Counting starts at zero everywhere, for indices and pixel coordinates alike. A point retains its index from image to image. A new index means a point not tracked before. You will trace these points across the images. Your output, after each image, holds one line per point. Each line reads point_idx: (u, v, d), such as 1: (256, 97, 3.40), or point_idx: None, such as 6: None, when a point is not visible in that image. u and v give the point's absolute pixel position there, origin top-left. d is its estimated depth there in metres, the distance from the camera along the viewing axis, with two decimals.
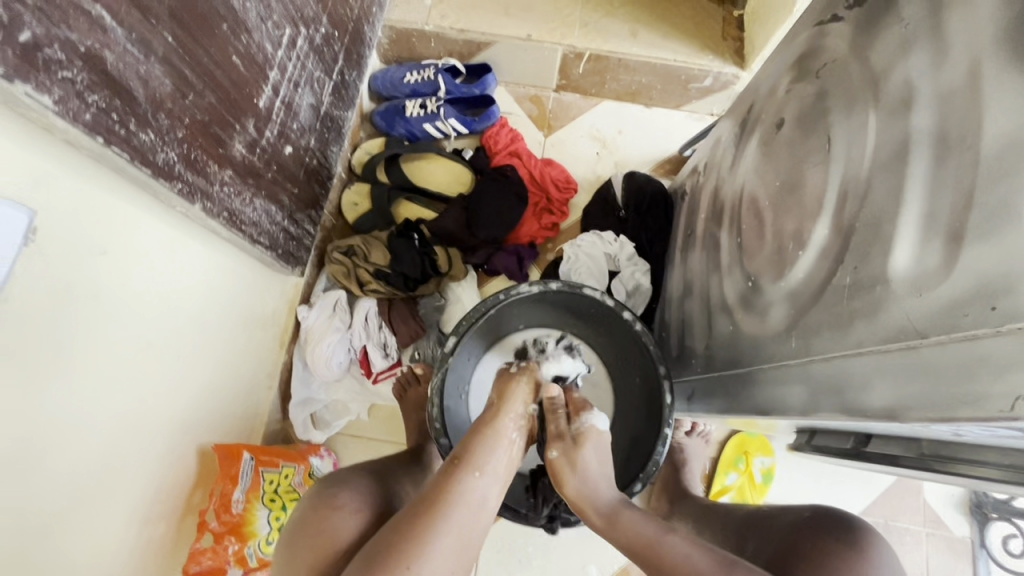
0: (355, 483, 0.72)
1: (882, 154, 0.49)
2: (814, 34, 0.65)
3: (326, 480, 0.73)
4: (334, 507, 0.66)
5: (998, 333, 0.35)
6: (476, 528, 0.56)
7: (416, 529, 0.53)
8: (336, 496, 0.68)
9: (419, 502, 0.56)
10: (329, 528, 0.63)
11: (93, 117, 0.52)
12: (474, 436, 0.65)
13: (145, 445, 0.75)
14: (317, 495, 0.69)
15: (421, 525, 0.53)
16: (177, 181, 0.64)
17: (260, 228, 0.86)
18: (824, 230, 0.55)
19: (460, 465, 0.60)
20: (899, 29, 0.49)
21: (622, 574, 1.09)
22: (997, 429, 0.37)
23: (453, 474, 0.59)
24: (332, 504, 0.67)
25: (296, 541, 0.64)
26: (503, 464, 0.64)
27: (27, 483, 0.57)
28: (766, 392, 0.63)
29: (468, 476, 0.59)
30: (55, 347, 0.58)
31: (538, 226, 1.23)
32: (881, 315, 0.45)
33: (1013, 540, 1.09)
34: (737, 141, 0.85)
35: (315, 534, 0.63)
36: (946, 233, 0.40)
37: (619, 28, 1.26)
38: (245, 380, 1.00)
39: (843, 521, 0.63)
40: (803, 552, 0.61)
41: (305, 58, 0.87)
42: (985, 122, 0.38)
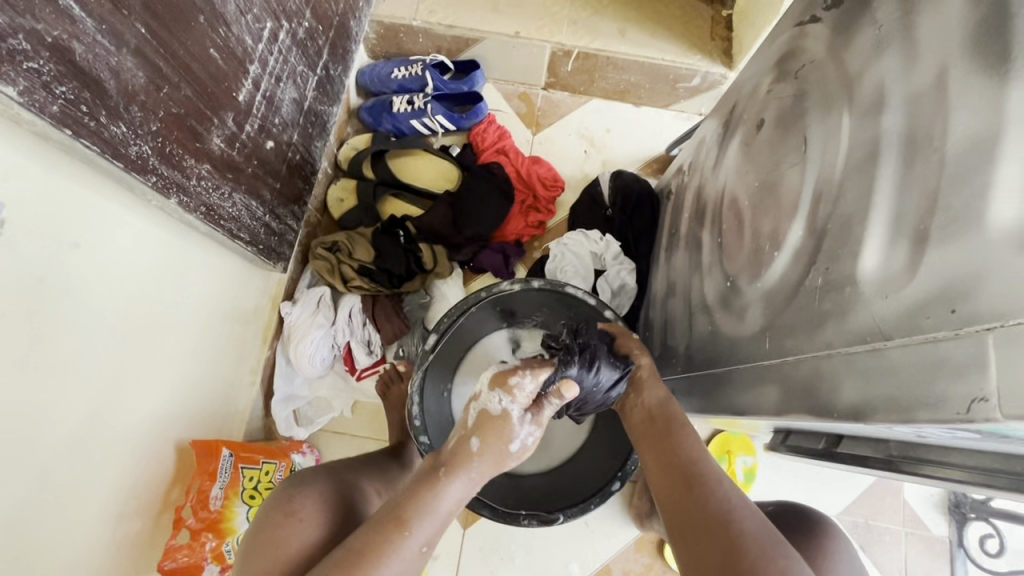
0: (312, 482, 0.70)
1: (854, 155, 0.49)
2: (794, 35, 0.65)
3: (291, 479, 0.71)
4: (288, 513, 0.65)
5: (957, 335, 0.35)
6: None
7: None
8: (292, 499, 0.67)
9: (339, 556, 0.55)
10: (275, 541, 0.63)
11: (60, 109, 0.51)
12: (416, 492, 0.59)
13: (120, 441, 0.74)
14: (275, 499, 0.68)
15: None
16: (151, 175, 0.64)
17: (240, 223, 0.86)
18: (799, 231, 0.56)
19: (397, 525, 0.56)
20: (874, 31, 0.49)
21: (603, 571, 1.09)
22: (958, 431, 0.37)
23: (386, 538, 0.55)
24: (286, 510, 0.66)
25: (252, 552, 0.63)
26: (447, 514, 0.60)
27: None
28: (741, 391, 0.63)
29: (398, 539, 0.56)
30: (25, 342, 0.57)
31: (524, 224, 1.23)
32: (849, 316, 0.46)
33: (990, 540, 1.11)
34: (720, 141, 0.85)
35: (261, 547, 0.63)
36: (912, 236, 0.41)
37: (608, 26, 1.25)
38: (225, 376, 0.99)
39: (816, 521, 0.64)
40: None
41: (288, 51, 0.87)
42: (951, 124, 0.39)
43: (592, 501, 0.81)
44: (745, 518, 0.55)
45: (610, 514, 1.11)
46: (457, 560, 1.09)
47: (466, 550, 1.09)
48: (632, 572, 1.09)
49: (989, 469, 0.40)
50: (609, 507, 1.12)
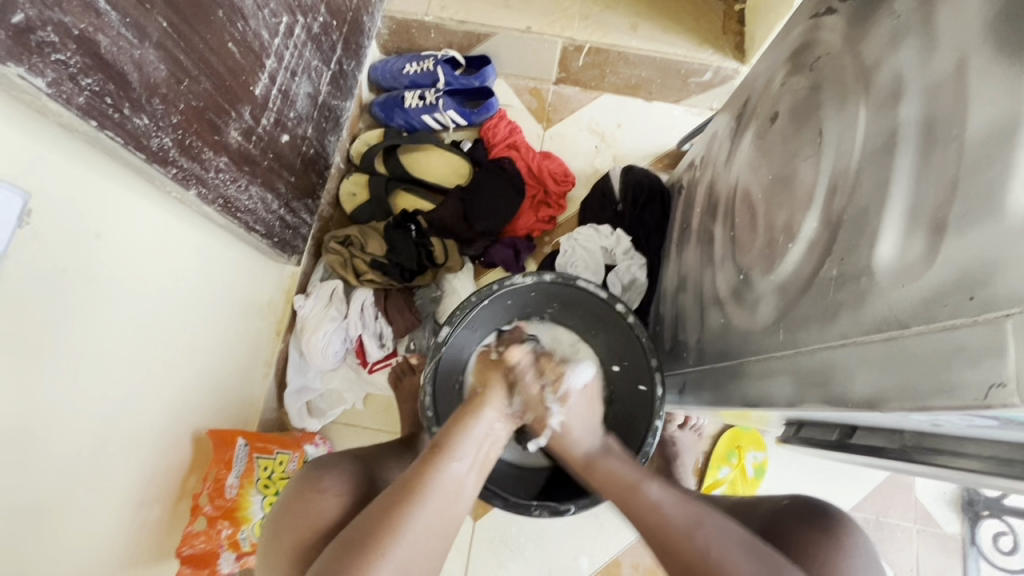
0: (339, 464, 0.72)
1: (870, 146, 0.49)
2: (809, 27, 0.65)
3: (314, 463, 0.73)
4: (316, 490, 0.68)
5: (974, 322, 0.35)
6: (449, 516, 0.57)
7: (392, 518, 0.53)
8: (320, 478, 0.69)
9: (395, 489, 0.56)
10: (303, 515, 0.65)
11: (86, 101, 0.52)
12: (451, 428, 0.63)
13: (140, 428, 0.76)
14: (302, 479, 0.70)
15: (398, 515, 0.54)
16: (171, 166, 0.65)
17: (256, 215, 0.87)
18: (813, 222, 0.56)
19: (438, 452, 0.60)
20: (891, 22, 0.49)
21: (612, 565, 1.09)
22: (973, 419, 0.37)
23: (428, 464, 0.59)
24: (315, 488, 0.68)
25: (280, 527, 0.65)
26: (483, 449, 0.63)
27: (21, 463, 0.58)
28: (754, 382, 0.63)
29: (444, 468, 0.58)
30: (49, 330, 0.59)
31: (535, 218, 1.24)
32: (865, 306, 0.46)
33: (1003, 538, 1.10)
34: (733, 135, 0.85)
35: (293, 518, 0.65)
36: (930, 225, 0.41)
37: (619, 21, 1.25)
38: (240, 367, 1.00)
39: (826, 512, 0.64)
40: (786, 540, 0.62)
41: (303, 46, 0.87)
42: (969, 113, 0.39)
43: (603, 492, 0.79)
44: (740, 568, 0.53)
45: (619, 508, 1.12)
46: (467, 552, 1.10)
47: (475, 542, 1.10)
48: (641, 566, 1.09)
49: (1006, 458, 0.40)
50: None
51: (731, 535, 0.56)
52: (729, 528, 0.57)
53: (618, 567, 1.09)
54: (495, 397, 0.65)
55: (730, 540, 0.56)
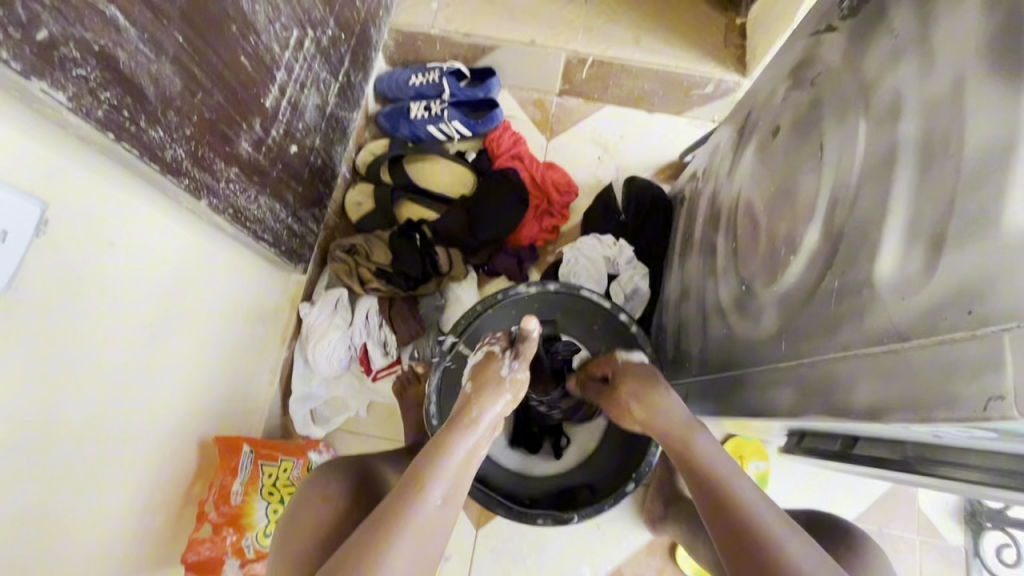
0: (342, 471, 0.76)
1: (870, 161, 0.50)
2: (809, 43, 0.67)
3: (319, 469, 0.76)
4: (322, 497, 0.71)
5: (972, 335, 0.36)
6: (422, 557, 0.55)
7: (369, 563, 0.52)
8: (325, 485, 0.72)
9: (369, 529, 0.54)
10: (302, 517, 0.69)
11: (104, 114, 0.53)
12: (426, 462, 0.59)
13: (147, 435, 0.76)
14: (307, 488, 0.73)
15: (375, 559, 0.52)
16: (183, 177, 0.66)
17: (264, 225, 0.88)
18: (814, 235, 0.57)
19: (414, 489, 0.56)
20: (889, 40, 0.51)
21: (614, 575, 1.09)
22: (974, 430, 0.38)
23: (404, 502, 0.56)
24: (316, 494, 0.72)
25: (287, 532, 0.68)
26: (457, 479, 0.60)
27: (32, 468, 0.59)
28: (756, 392, 0.64)
29: (421, 503, 0.56)
30: (62, 337, 0.60)
31: (538, 228, 1.25)
32: (865, 317, 0.47)
33: (1006, 550, 1.09)
34: (735, 147, 0.86)
35: (295, 523, 0.69)
36: (929, 239, 0.42)
37: (622, 34, 1.27)
38: (246, 374, 1.01)
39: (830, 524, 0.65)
40: None
41: (312, 59, 0.89)
42: (966, 130, 0.40)
43: (607, 501, 0.80)
44: (768, 520, 0.56)
45: (621, 517, 1.12)
46: (469, 561, 1.10)
47: (477, 550, 1.10)
48: None
49: (1003, 469, 0.41)
50: (621, 510, 1.12)
51: (761, 497, 0.59)
52: (761, 494, 0.59)
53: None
54: (472, 425, 0.63)
55: (760, 497, 0.59)
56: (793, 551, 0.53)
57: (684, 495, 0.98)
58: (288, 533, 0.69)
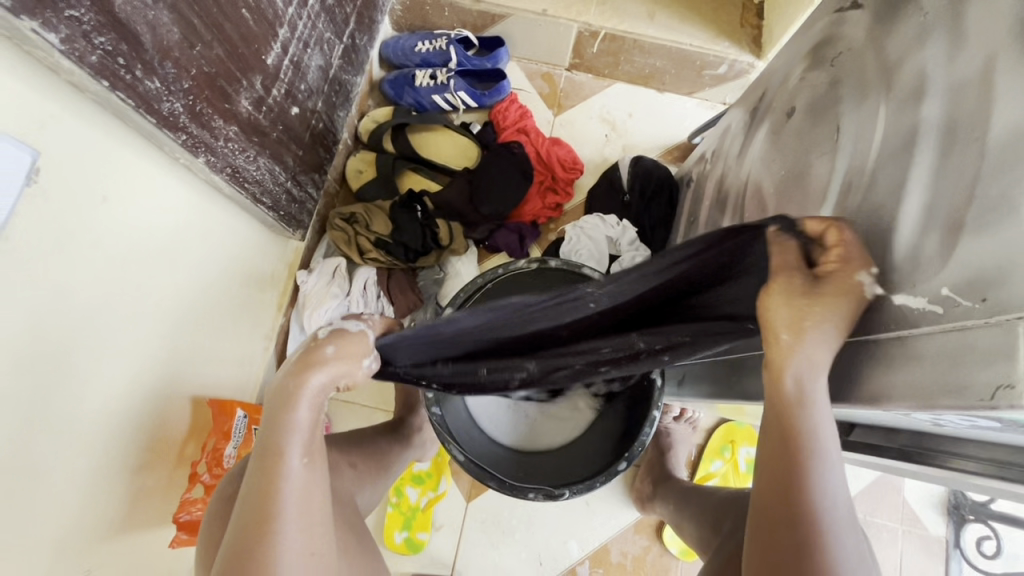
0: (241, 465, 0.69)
1: (889, 145, 0.48)
2: (832, 22, 0.64)
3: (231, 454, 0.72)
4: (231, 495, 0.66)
5: (986, 324, 0.35)
6: (314, 504, 0.53)
7: (258, 554, 0.49)
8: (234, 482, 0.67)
9: (241, 518, 0.51)
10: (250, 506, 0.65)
11: (98, 60, 0.51)
12: (269, 463, 0.51)
13: (138, 394, 0.76)
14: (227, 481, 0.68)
15: (258, 546, 0.50)
16: (181, 133, 0.64)
17: (264, 187, 0.86)
18: (826, 219, 0.56)
19: (269, 463, 0.51)
20: (917, 19, 0.49)
21: (601, 551, 1.11)
22: (978, 420, 0.37)
23: (269, 482, 0.51)
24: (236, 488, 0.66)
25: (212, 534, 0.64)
26: (316, 424, 0.54)
27: (20, 417, 0.58)
28: (755, 378, 0.63)
29: (281, 471, 0.51)
30: (54, 291, 0.59)
31: (541, 204, 1.23)
32: (875, 305, 0.46)
33: (986, 542, 1.12)
34: (747, 129, 0.84)
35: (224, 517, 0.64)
36: (945, 227, 0.40)
37: (637, 8, 1.23)
38: (240, 339, 1.00)
39: None
40: None
41: (316, 17, 0.86)
42: (993, 115, 0.38)
43: (597, 479, 0.80)
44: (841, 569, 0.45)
45: (610, 496, 1.13)
46: (458, 532, 1.11)
47: (467, 522, 1.12)
48: (629, 553, 1.11)
49: (1000, 461, 0.41)
50: (611, 490, 1.13)
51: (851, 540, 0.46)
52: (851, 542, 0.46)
53: (607, 552, 1.11)
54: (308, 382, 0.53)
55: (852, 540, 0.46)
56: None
57: (672, 477, 0.99)
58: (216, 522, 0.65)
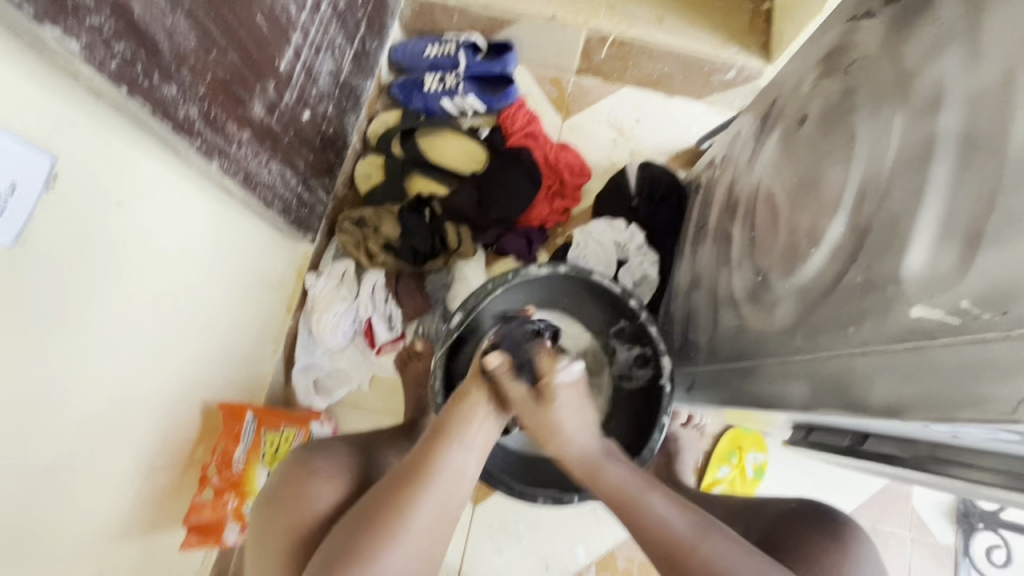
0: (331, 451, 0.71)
1: (904, 154, 0.48)
2: (845, 30, 0.65)
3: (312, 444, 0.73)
4: (310, 472, 0.66)
5: (1007, 337, 0.35)
6: (446, 515, 0.57)
7: (392, 505, 0.55)
8: (311, 462, 0.68)
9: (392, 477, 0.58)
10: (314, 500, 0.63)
11: (117, 67, 0.52)
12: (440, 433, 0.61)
13: (150, 398, 0.76)
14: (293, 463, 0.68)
15: (392, 505, 0.55)
16: (195, 138, 0.64)
17: (274, 191, 0.86)
18: (840, 227, 0.56)
19: (438, 444, 0.60)
20: (933, 29, 0.49)
21: (608, 557, 1.11)
22: (997, 432, 0.37)
23: (432, 454, 0.59)
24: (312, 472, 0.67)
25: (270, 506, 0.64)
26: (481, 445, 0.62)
27: (35, 419, 0.58)
28: (767, 385, 0.63)
29: (447, 457, 0.59)
30: (70, 294, 0.59)
31: (549, 209, 1.23)
32: (890, 315, 0.45)
33: (995, 550, 1.11)
34: (757, 136, 0.84)
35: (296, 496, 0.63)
36: (963, 238, 0.40)
37: (645, 13, 1.23)
38: (251, 342, 1.01)
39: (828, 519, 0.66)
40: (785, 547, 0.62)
41: (328, 23, 0.87)
42: (1011, 127, 0.38)
43: None
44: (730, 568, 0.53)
45: None
46: (465, 536, 1.11)
47: (473, 526, 1.11)
48: (636, 559, 1.11)
49: (1017, 473, 0.41)
50: None
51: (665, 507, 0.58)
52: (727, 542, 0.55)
53: (613, 558, 1.11)
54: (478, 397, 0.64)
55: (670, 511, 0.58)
56: (704, 543, 0.55)
57: (679, 481, 0.98)
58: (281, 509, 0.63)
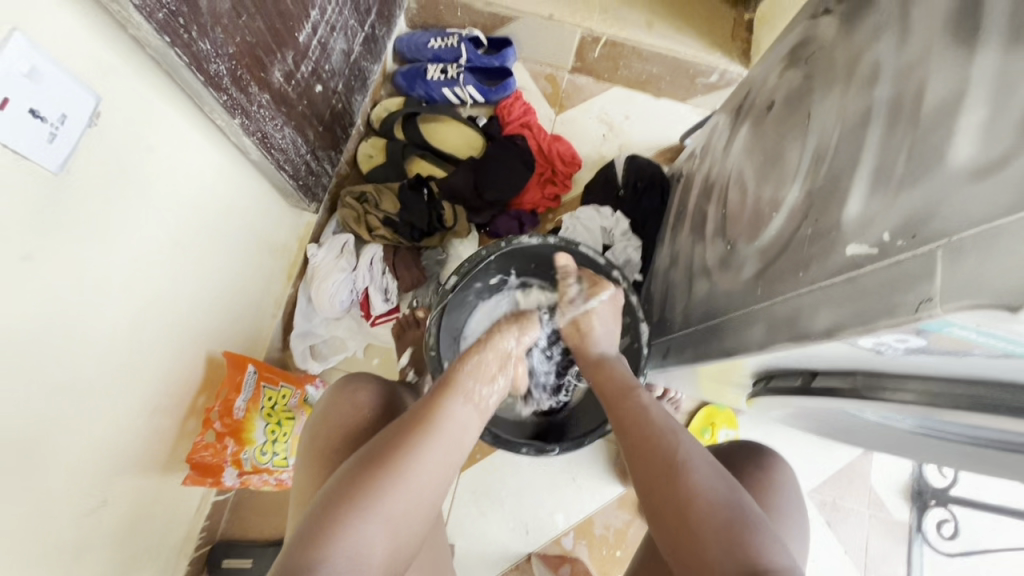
0: (372, 384, 0.79)
1: (849, 123, 0.56)
2: (807, 26, 0.73)
3: (355, 376, 0.81)
4: (353, 402, 0.75)
5: (915, 254, 0.42)
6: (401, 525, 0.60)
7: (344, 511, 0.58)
8: (355, 390, 0.77)
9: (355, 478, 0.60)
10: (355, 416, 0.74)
11: (163, 18, 0.58)
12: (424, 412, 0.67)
13: (164, 339, 0.82)
14: (337, 389, 0.78)
15: (349, 504, 0.58)
16: (222, 93, 0.71)
17: (287, 156, 0.92)
18: (796, 192, 0.63)
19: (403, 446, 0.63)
20: (875, 17, 0.57)
21: (586, 523, 1.16)
22: (910, 338, 0.43)
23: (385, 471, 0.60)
24: (350, 398, 0.76)
25: (320, 427, 0.74)
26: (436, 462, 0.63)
27: (55, 332, 0.63)
28: (731, 337, 0.70)
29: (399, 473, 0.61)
30: (102, 227, 0.65)
31: (541, 195, 1.30)
32: (831, 256, 0.53)
33: (946, 525, 1.19)
34: (732, 125, 0.93)
35: (332, 414, 0.74)
36: (889, 184, 0.48)
37: (637, 18, 1.33)
38: (253, 303, 1.06)
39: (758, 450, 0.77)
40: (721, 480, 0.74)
41: (342, 4, 0.94)
42: (928, 90, 0.46)
43: (585, 438, 0.88)
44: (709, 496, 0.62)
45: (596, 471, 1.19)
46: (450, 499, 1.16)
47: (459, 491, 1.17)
48: (612, 526, 1.16)
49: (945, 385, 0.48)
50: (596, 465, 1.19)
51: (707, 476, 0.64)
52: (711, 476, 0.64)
53: (589, 525, 1.16)
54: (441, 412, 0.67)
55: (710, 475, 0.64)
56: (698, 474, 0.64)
57: None
58: (318, 440, 0.73)
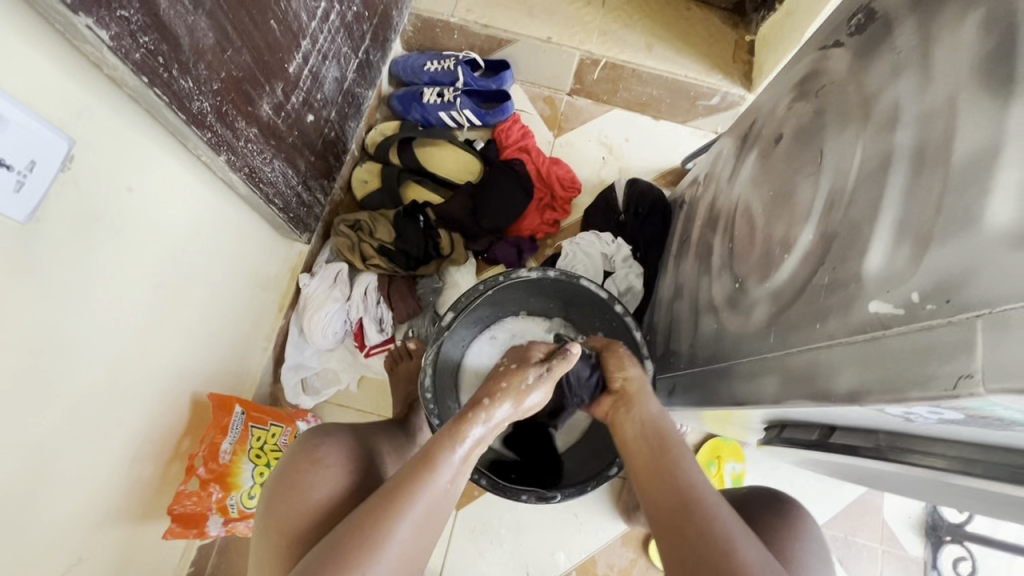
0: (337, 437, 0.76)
1: (866, 167, 0.53)
2: (817, 57, 0.70)
3: (318, 430, 0.77)
4: (313, 460, 0.71)
5: (950, 323, 0.38)
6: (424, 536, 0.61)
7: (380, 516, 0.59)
8: (318, 448, 0.73)
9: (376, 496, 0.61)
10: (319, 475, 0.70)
11: (141, 58, 0.55)
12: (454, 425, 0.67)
13: (146, 385, 0.78)
14: (300, 447, 0.74)
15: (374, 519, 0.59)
16: (207, 131, 0.68)
17: (275, 188, 0.89)
18: (809, 234, 0.60)
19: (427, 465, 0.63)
20: (892, 55, 0.54)
21: (588, 562, 1.12)
22: (943, 412, 0.40)
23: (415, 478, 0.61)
24: (316, 456, 0.72)
25: (279, 485, 0.70)
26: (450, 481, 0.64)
27: (26, 387, 0.59)
28: (741, 384, 0.67)
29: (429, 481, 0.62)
30: (78, 275, 0.62)
31: (539, 221, 1.28)
32: (851, 311, 0.49)
33: (962, 564, 1.13)
34: (737, 154, 0.90)
35: (298, 475, 0.70)
36: (916, 238, 0.45)
37: (636, 40, 1.31)
38: (243, 337, 1.02)
39: (775, 497, 0.73)
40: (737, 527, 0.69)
41: (336, 32, 0.91)
42: (956, 141, 0.43)
43: (588, 483, 0.83)
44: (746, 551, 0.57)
45: (599, 507, 1.14)
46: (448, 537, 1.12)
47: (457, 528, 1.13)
48: (615, 566, 1.11)
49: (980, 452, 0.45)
50: (598, 500, 1.15)
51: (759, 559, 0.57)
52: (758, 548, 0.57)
53: (592, 565, 1.12)
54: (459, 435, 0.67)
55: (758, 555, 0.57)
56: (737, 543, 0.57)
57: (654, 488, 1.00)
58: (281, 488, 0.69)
